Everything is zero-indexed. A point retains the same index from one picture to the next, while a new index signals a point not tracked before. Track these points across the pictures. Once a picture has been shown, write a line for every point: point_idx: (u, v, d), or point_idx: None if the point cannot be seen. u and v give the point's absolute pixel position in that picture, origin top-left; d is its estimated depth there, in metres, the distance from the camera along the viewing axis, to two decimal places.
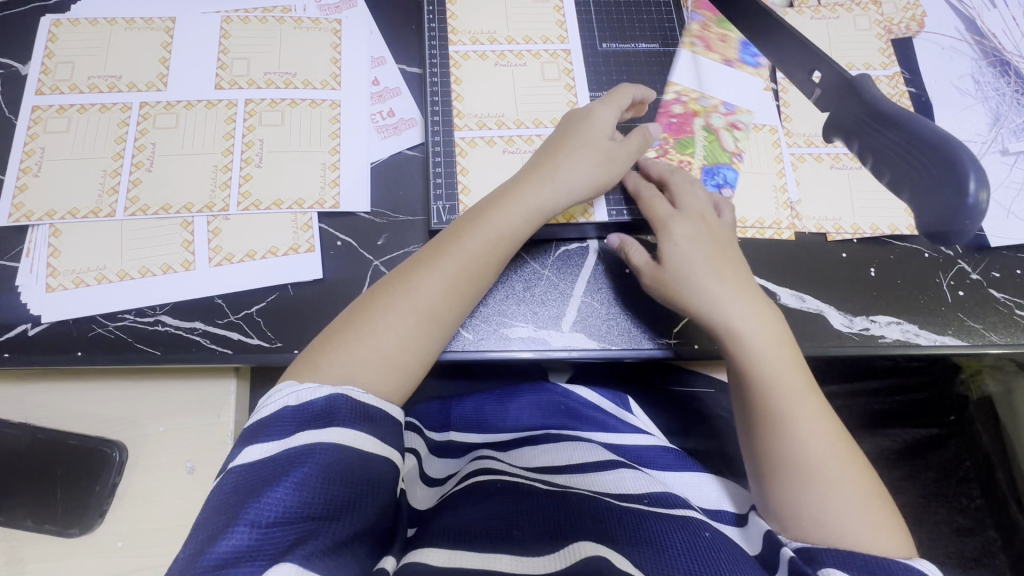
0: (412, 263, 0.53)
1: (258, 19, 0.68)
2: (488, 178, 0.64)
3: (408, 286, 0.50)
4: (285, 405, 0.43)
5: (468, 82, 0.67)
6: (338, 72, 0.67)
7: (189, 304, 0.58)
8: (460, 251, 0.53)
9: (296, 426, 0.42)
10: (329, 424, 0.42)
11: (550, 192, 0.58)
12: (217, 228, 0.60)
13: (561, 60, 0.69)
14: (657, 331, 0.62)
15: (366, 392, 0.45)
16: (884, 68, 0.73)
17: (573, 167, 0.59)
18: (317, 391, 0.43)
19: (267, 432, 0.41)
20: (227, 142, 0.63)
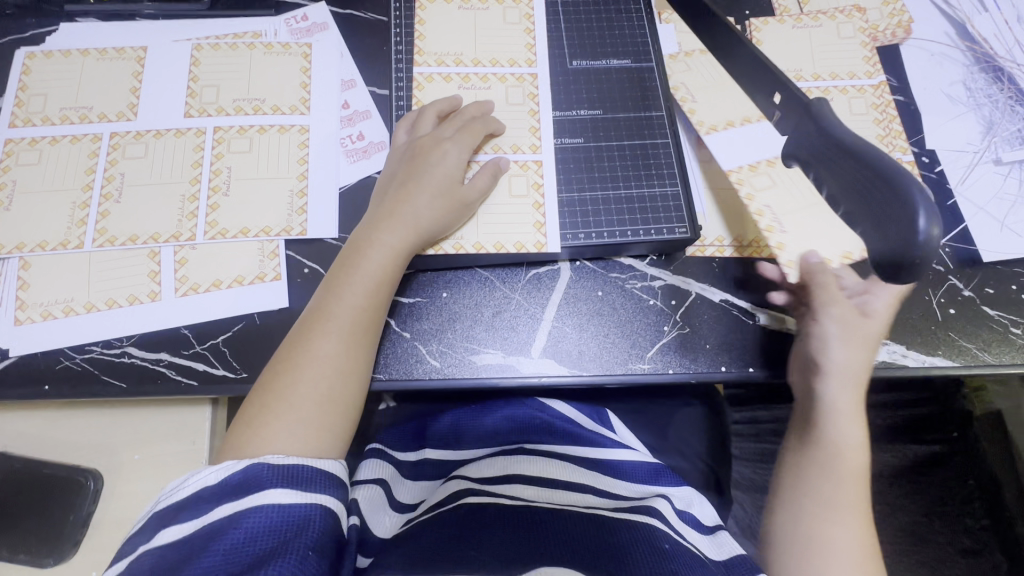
0: (307, 322, 0.53)
1: (227, 45, 0.69)
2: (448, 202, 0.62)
3: (322, 325, 0.53)
4: (204, 484, 0.45)
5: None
6: (307, 96, 0.68)
7: (155, 336, 0.58)
8: (342, 307, 0.53)
9: (215, 503, 0.44)
10: (247, 492, 0.44)
11: (410, 235, 0.57)
12: (183, 257, 0.59)
13: (527, 84, 0.67)
14: (631, 357, 0.60)
15: (286, 454, 0.47)
16: (868, 77, 0.71)
17: (425, 200, 0.58)
18: (235, 466, 0.46)
19: (187, 514, 0.44)
20: (195, 170, 0.63)
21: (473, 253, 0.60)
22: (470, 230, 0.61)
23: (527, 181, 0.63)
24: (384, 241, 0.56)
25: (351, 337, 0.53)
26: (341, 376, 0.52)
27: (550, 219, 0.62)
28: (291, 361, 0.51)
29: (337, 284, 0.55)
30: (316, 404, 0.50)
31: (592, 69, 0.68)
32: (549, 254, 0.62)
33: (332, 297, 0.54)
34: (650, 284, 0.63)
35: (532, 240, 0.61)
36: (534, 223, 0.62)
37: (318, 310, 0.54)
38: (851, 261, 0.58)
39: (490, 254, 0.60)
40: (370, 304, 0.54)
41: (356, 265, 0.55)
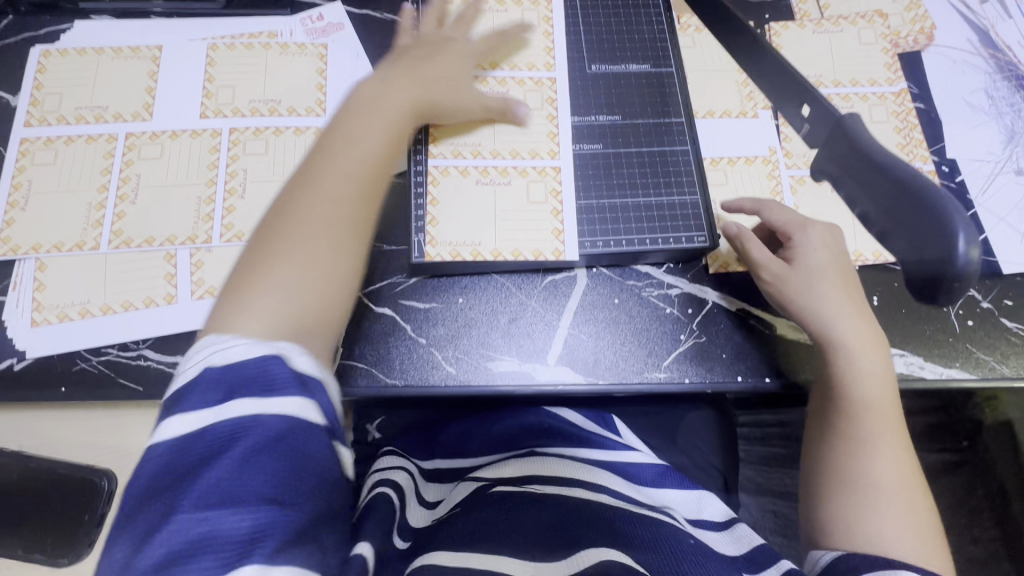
0: (285, 209, 0.50)
1: (243, 45, 0.68)
2: (464, 207, 0.61)
3: (301, 212, 0.49)
4: (210, 368, 0.39)
5: (445, 202, 0.61)
6: (323, 98, 0.67)
7: (171, 339, 0.58)
8: (322, 189, 0.50)
9: (224, 394, 0.38)
10: (260, 389, 0.39)
11: (390, 113, 0.57)
12: (200, 260, 0.59)
13: (546, 87, 0.66)
14: (648, 365, 0.60)
15: (302, 352, 0.42)
16: (890, 85, 0.70)
17: (391, 90, 0.59)
18: (244, 352, 0.40)
19: (189, 402, 0.38)
20: (210, 172, 0.62)
21: (491, 260, 0.60)
22: (487, 236, 0.60)
23: (546, 188, 0.63)
24: (357, 130, 0.55)
25: (320, 219, 0.49)
26: (330, 264, 0.49)
27: (568, 227, 0.62)
28: (263, 251, 0.48)
29: (303, 176, 0.52)
30: (292, 289, 0.46)
31: (608, 73, 0.68)
32: (565, 261, 0.62)
33: (298, 185, 0.52)
34: (668, 292, 0.63)
35: (550, 248, 0.61)
36: (552, 231, 0.61)
37: (286, 198, 0.51)
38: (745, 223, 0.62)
39: (508, 261, 0.60)
40: (343, 191, 0.51)
41: (331, 152, 0.53)
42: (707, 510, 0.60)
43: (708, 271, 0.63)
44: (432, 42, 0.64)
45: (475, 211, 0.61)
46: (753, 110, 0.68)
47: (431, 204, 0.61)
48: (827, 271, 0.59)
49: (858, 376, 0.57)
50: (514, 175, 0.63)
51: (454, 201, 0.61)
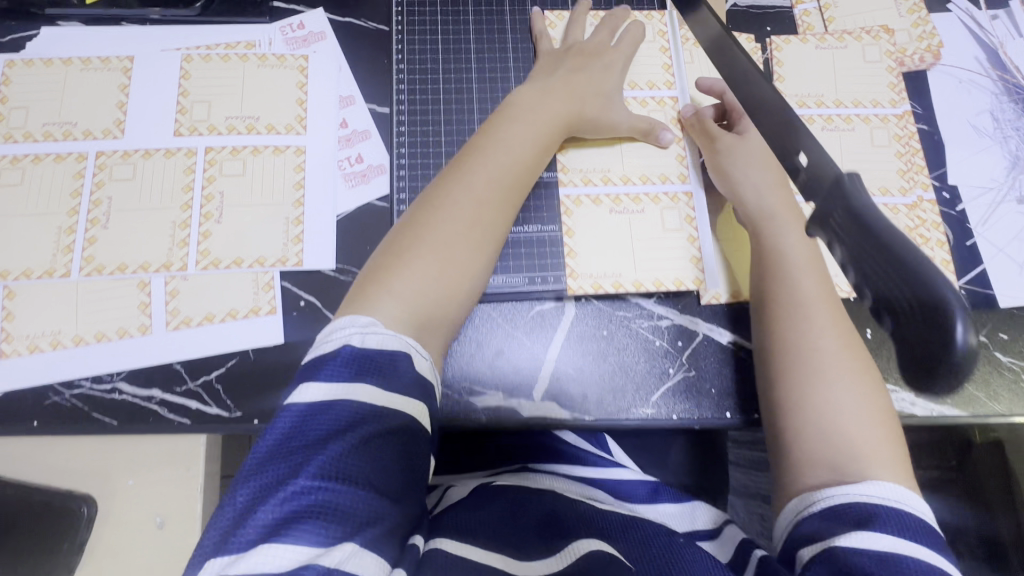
0: (428, 200, 0.54)
1: (219, 56, 0.65)
2: (591, 236, 0.63)
3: (440, 202, 0.53)
4: (348, 344, 0.43)
5: (579, 231, 0.63)
6: (303, 114, 0.64)
7: (146, 372, 0.56)
8: (475, 182, 0.54)
9: (353, 373, 0.42)
10: (385, 379, 0.43)
11: (524, 121, 0.59)
12: (175, 289, 0.57)
13: (669, 108, 0.68)
14: (634, 400, 0.59)
15: (426, 357, 0.46)
16: (893, 106, 0.67)
17: (542, 103, 0.60)
18: (381, 341, 0.44)
19: (324, 371, 0.42)
20: (186, 195, 0.60)
21: (592, 290, 0.61)
22: (626, 267, 0.62)
23: (679, 214, 0.64)
24: (521, 135, 0.58)
25: (472, 202, 0.53)
26: (459, 257, 0.52)
27: (705, 253, 0.63)
28: (404, 231, 0.52)
29: (459, 166, 0.56)
30: (436, 262, 0.50)
31: (666, 93, 0.68)
32: (556, 281, 0.61)
33: (455, 172, 0.55)
34: (657, 323, 0.61)
35: (690, 276, 0.62)
36: (691, 257, 0.63)
37: (454, 185, 0.54)
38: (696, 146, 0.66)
39: (609, 292, 0.61)
40: (479, 191, 0.54)
41: (485, 148, 0.57)
42: (701, 519, 0.60)
43: (699, 302, 0.62)
44: (581, 52, 0.64)
45: (616, 239, 0.63)
46: None
47: (567, 236, 0.63)
48: (786, 224, 0.58)
49: (813, 327, 0.54)
50: (646, 203, 0.64)
51: (589, 229, 0.63)
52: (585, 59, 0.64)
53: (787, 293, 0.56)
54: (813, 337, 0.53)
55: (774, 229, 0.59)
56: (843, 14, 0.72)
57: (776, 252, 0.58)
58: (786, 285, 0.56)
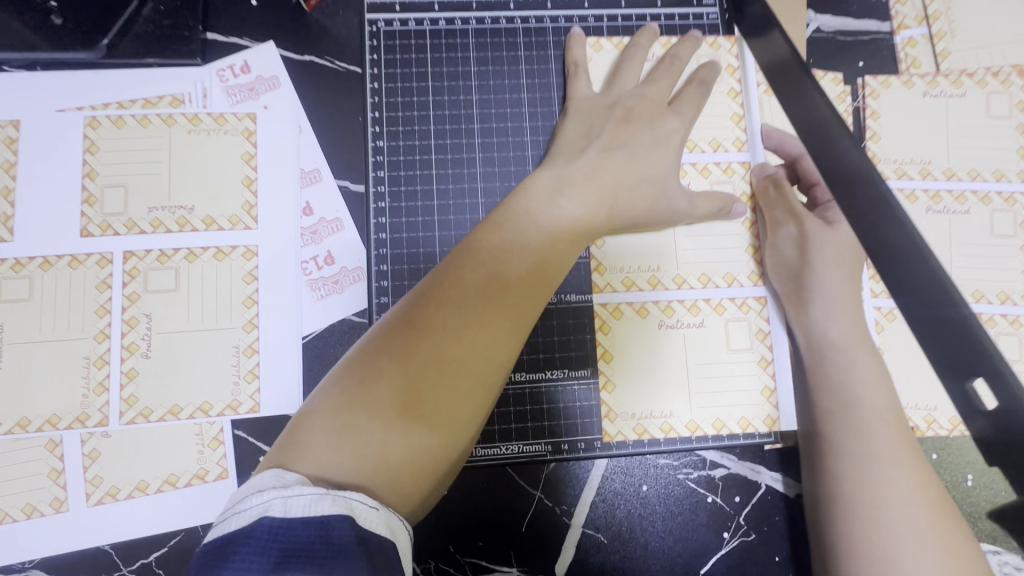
0: (394, 323, 0.38)
1: (135, 119, 0.49)
2: (638, 364, 0.48)
3: (408, 330, 0.38)
4: (265, 515, 0.30)
5: (620, 356, 0.48)
6: (253, 200, 0.49)
7: (65, 557, 0.44)
8: (452, 306, 0.38)
9: (272, 562, 0.29)
10: (318, 564, 0.29)
11: (547, 222, 0.42)
12: (94, 450, 0.45)
13: (737, 178, 0.50)
14: (679, 574, 0.48)
15: (377, 509, 0.33)
16: (1021, 180, 0.52)
17: (563, 198, 0.43)
18: (310, 506, 0.31)
19: (234, 559, 0.29)
20: (102, 320, 0.46)
21: (634, 439, 0.48)
22: (679, 404, 0.48)
23: (748, 328, 0.49)
24: (522, 245, 0.41)
25: (447, 336, 0.37)
26: (410, 421, 0.36)
27: (783, 383, 0.48)
28: (355, 387, 0.36)
29: (434, 291, 0.39)
30: (392, 456, 0.35)
31: (733, 159, 0.51)
32: (585, 443, 0.48)
33: (431, 303, 0.39)
34: (709, 473, 0.49)
35: (761, 414, 0.48)
36: (762, 387, 0.48)
37: (426, 325, 0.38)
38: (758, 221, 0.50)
39: (657, 441, 0.48)
40: (456, 321, 0.38)
41: (474, 264, 0.40)
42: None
43: (764, 449, 0.49)
44: (628, 111, 0.47)
45: (665, 366, 0.48)
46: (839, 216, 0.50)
47: (603, 362, 0.48)
48: (862, 351, 0.44)
49: (897, 497, 0.38)
50: (707, 312, 0.49)
51: (631, 355, 0.48)
52: (626, 125, 0.46)
53: (857, 439, 0.41)
54: (893, 504, 0.38)
55: (845, 358, 0.44)
56: (963, 45, 0.54)
57: (842, 386, 0.43)
58: (855, 430, 0.41)
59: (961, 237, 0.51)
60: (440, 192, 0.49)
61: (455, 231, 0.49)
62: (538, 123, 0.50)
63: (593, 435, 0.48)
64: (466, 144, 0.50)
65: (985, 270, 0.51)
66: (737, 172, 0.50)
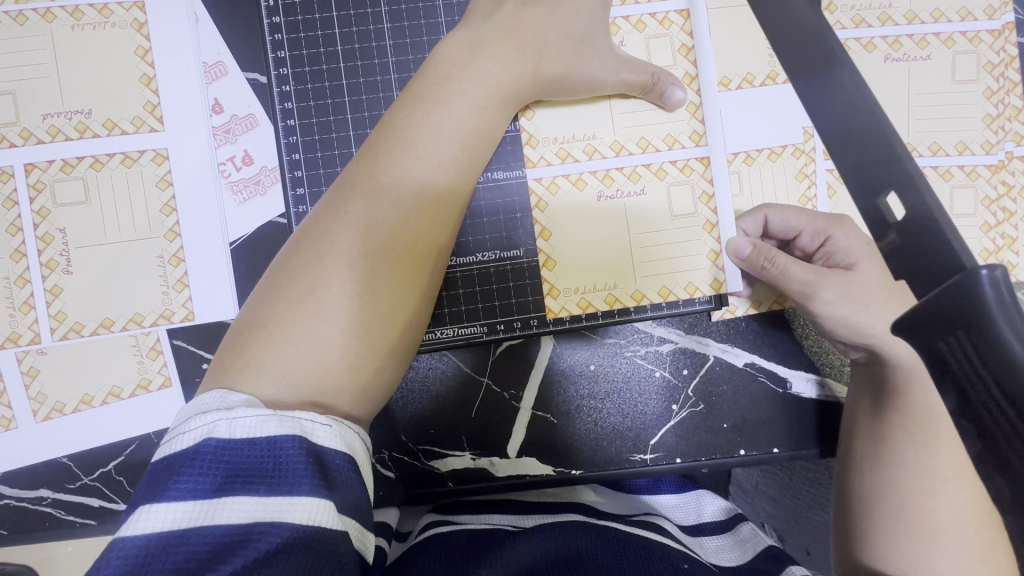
0: (330, 221, 0.36)
1: (10, 16, 0.44)
2: (578, 240, 0.47)
3: (345, 226, 0.36)
4: (209, 437, 0.28)
5: (560, 232, 0.47)
6: (155, 99, 0.45)
7: (26, 471, 0.45)
8: (393, 198, 0.37)
9: (220, 484, 0.27)
10: (269, 485, 0.28)
11: (464, 91, 0.39)
12: (33, 368, 0.44)
13: (675, 31, 0.46)
14: (639, 450, 0.48)
15: (329, 425, 0.31)
16: (988, 18, 0.48)
17: (478, 60, 0.40)
18: (256, 427, 0.29)
19: (178, 482, 0.27)
20: (15, 238, 0.44)
21: (578, 313, 0.47)
22: (625, 276, 0.47)
23: (692, 192, 0.47)
24: (444, 126, 0.38)
25: (389, 229, 0.36)
26: (352, 305, 0.34)
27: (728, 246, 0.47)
28: (288, 292, 0.34)
29: (363, 183, 0.37)
30: (354, 356, 0.34)
31: (670, 13, 0.46)
32: (522, 321, 0.47)
33: (371, 198, 0.36)
34: (658, 349, 0.48)
35: (706, 278, 0.47)
36: (708, 252, 0.47)
37: (363, 221, 0.36)
38: (697, 81, 0.46)
39: (602, 314, 0.47)
40: (398, 214, 0.36)
41: (413, 158, 0.37)
42: (709, 510, 0.48)
43: (711, 318, 0.48)
44: None
45: (608, 239, 0.47)
46: None
47: (542, 241, 0.47)
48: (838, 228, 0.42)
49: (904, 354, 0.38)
50: (648, 179, 0.46)
51: (571, 231, 0.47)
52: None
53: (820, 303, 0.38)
54: None
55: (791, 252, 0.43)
56: None
57: None
58: None
59: (922, 85, 0.48)
60: (348, 71, 0.45)
61: (369, 112, 0.45)
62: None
63: (530, 313, 0.47)
64: (372, 13, 0.45)
65: (944, 120, 0.48)
66: (675, 23, 0.46)
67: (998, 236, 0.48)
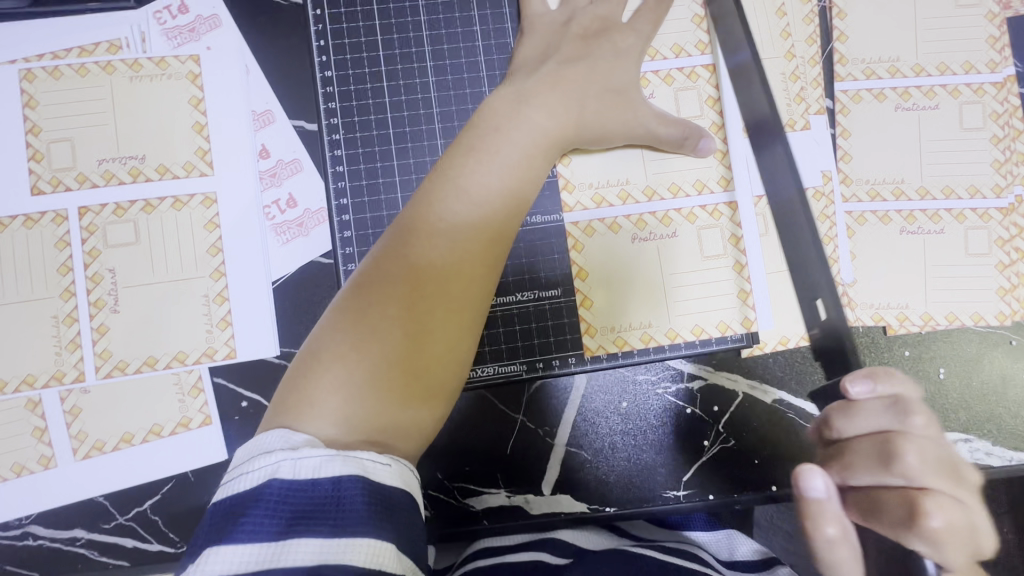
0: (382, 261, 0.38)
1: (73, 69, 0.47)
2: (613, 282, 0.48)
3: (398, 267, 0.37)
4: (274, 478, 0.29)
5: (595, 272, 0.48)
6: (206, 145, 0.47)
7: (62, 510, 0.45)
8: (443, 240, 0.38)
9: (286, 525, 0.28)
10: (332, 526, 0.28)
11: (507, 143, 0.41)
12: (75, 406, 0.45)
13: (701, 83, 0.49)
14: (674, 486, 0.49)
15: (388, 464, 0.31)
16: (991, 71, 0.51)
17: (521, 115, 0.42)
18: (319, 468, 0.30)
19: (246, 522, 0.28)
20: (65, 278, 0.45)
21: (615, 351, 0.48)
22: (659, 315, 0.48)
23: (721, 234, 0.49)
24: (491, 177, 0.40)
25: (440, 270, 0.37)
26: (408, 350, 0.35)
27: (758, 285, 0.48)
28: (348, 333, 0.35)
29: (414, 227, 0.39)
30: (411, 397, 0.35)
31: (697, 64, 0.49)
32: (559, 360, 0.48)
33: (422, 241, 0.38)
34: (689, 386, 0.49)
35: (738, 317, 0.48)
36: (738, 292, 0.48)
37: (417, 266, 0.37)
38: (723, 130, 0.49)
39: (637, 351, 0.48)
40: (449, 255, 0.38)
41: (461, 202, 0.39)
42: (742, 550, 0.47)
43: (741, 356, 0.49)
44: (583, 26, 0.46)
45: (640, 279, 0.48)
46: (804, 119, 0.51)
47: (579, 281, 0.48)
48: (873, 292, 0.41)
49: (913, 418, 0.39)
50: (679, 223, 0.48)
51: (605, 271, 0.48)
52: (582, 41, 0.45)
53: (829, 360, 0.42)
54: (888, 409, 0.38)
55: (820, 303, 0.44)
56: None
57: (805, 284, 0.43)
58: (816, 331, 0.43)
59: (932, 133, 0.51)
60: (394, 121, 0.48)
61: (413, 159, 0.48)
62: (491, 42, 0.48)
63: (567, 351, 0.48)
64: (417, 68, 0.48)
65: (953, 166, 0.51)
66: (701, 76, 0.49)
67: (1011, 275, 0.50)
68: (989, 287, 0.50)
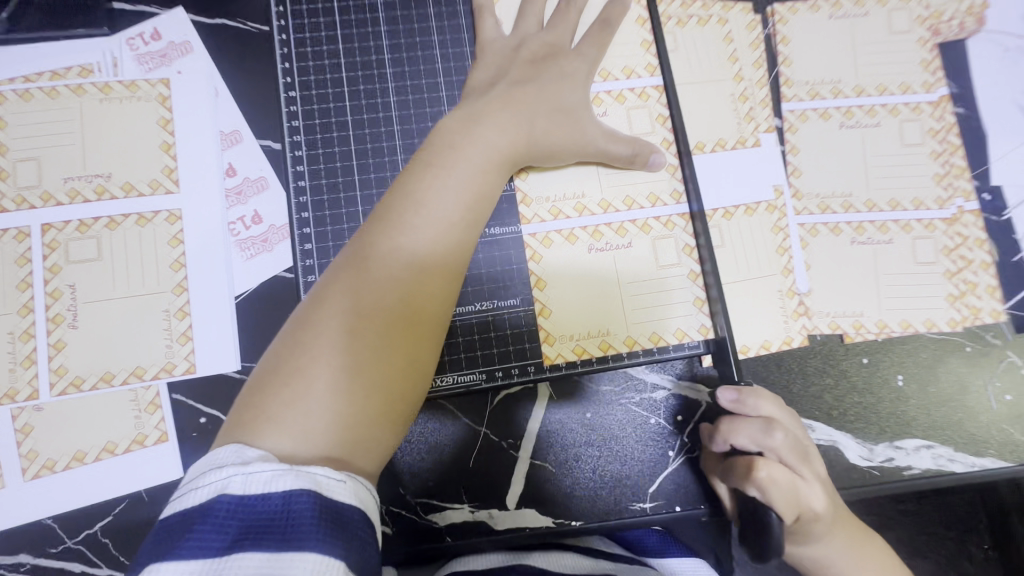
0: (339, 275, 0.38)
1: (43, 91, 0.48)
2: (572, 291, 0.49)
3: (354, 279, 0.38)
4: (224, 493, 0.29)
5: (554, 282, 0.49)
6: (172, 164, 0.48)
7: (7, 535, 0.43)
8: (400, 253, 0.39)
9: (232, 541, 0.28)
10: (278, 542, 0.28)
11: (462, 157, 0.43)
12: (27, 424, 0.44)
13: (652, 102, 0.52)
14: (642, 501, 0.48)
15: (343, 480, 0.31)
16: (926, 91, 0.54)
17: (473, 131, 0.44)
18: (270, 483, 0.29)
19: (191, 538, 0.28)
20: (24, 294, 0.45)
21: (575, 360, 0.48)
22: (617, 323, 0.49)
23: (676, 244, 0.50)
24: (450, 193, 0.41)
25: (396, 281, 0.38)
26: (359, 358, 0.35)
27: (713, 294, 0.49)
28: (301, 344, 0.36)
29: (371, 240, 0.39)
30: (362, 405, 0.34)
31: (648, 85, 0.52)
32: (519, 368, 0.49)
33: (379, 253, 0.39)
34: (652, 397, 0.50)
35: (695, 324, 0.49)
36: (694, 299, 0.49)
37: (372, 275, 0.38)
38: (674, 146, 0.51)
39: (596, 359, 0.49)
40: (404, 267, 0.39)
41: (419, 216, 0.40)
42: None
43: (699, 364, 0.50)
44: (535, 49, 0.48)
45: (598, 289, 0.49)
46: (755, 135, 0.53)
47: (538, 291, 0.49)
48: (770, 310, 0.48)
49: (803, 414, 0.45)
50: (634, 233, 0.50)
51: (564, 282, 0.49)
52: (534, 63, 0.47)
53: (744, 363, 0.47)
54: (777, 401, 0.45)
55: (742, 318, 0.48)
56: None
57: None
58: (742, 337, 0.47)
59: (875, 148, 0.54)
60: (356, 139, 0.49)
61: (374, 175, 0.49)
62: (450, 65, 0.51)
63: (527, 360, 0.49)
64: (379, 88, 0.50)
65: (897, 179, 0.53)
66: (652, 96, 0.52)
67: (959, 283, 0.52)
68: (938, 294, 0.52)
